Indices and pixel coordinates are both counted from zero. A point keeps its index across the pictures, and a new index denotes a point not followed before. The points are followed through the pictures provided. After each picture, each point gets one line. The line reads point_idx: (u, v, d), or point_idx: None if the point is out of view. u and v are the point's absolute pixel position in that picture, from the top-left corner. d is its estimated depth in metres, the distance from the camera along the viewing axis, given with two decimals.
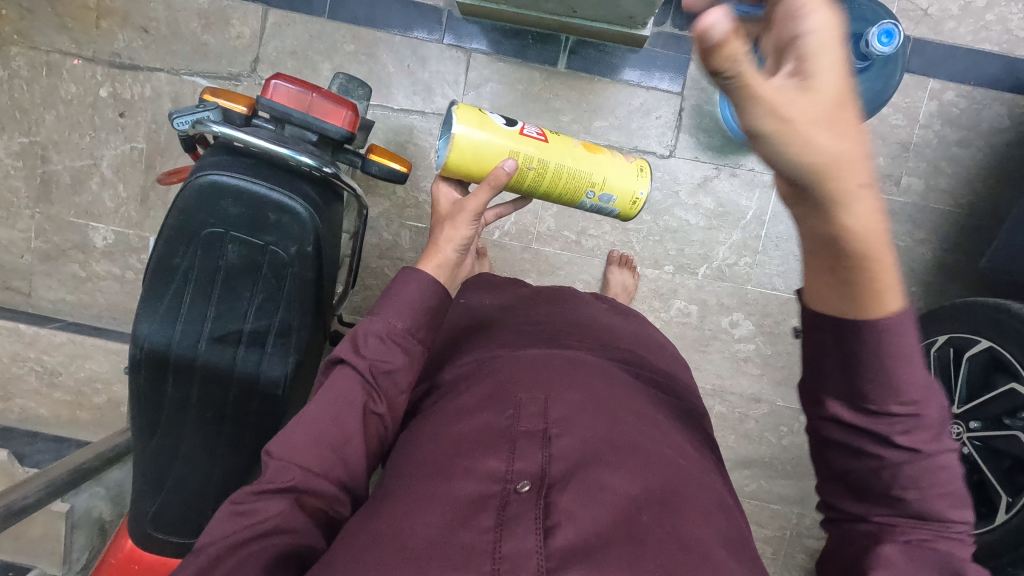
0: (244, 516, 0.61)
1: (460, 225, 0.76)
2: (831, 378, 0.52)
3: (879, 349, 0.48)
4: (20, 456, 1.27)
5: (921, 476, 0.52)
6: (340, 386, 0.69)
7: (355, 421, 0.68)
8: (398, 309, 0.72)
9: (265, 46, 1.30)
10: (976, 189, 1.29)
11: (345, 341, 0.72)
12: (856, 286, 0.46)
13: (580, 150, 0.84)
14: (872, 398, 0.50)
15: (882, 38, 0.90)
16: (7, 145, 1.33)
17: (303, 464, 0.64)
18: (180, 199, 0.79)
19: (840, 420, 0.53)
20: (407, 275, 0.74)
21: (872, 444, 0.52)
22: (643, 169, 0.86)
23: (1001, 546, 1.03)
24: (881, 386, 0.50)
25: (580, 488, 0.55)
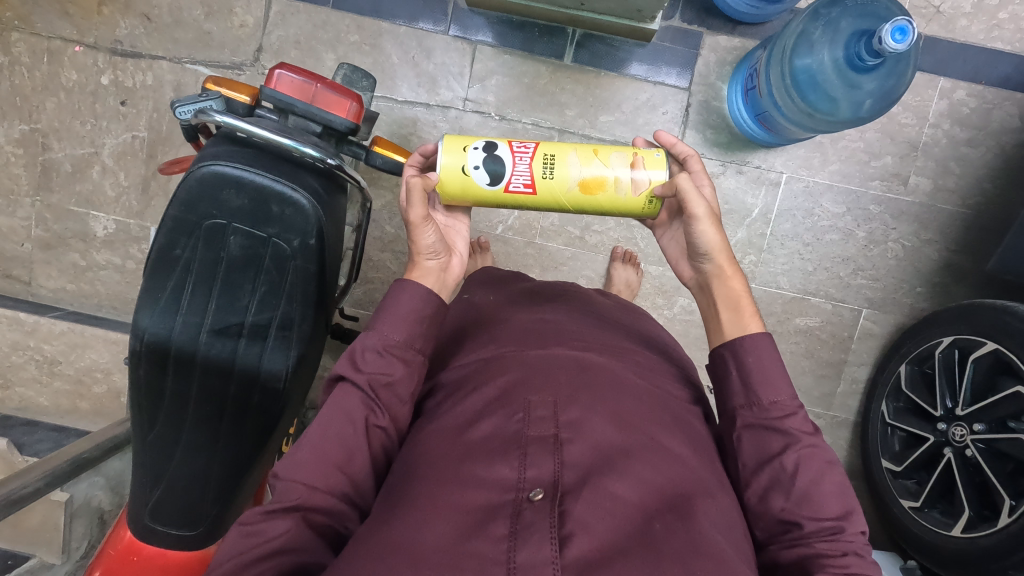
0: (250, 534, 0.60)
1: (420, 235, 0.79)
2: (731, 385, 0.73)
3: (760, 360, 0.72)
4: (20, 444, 1.25)
5: (811, 473, 0.65)
6: (341, 403, 0.69)
7: (357, 435, 0.68)
8: (396, 325, 0.73)
9: (268, 36, 1.28)
10: (985, 190, 1.28)
11: (344, 358, 0.72)
12: (720, 315, 0.78)
13: (576, 194, 0.80)
14: (757, 397, 0.70)
15: (895, 35, 0.89)
16: (8, 132, 1.32)
17: (308, 481, 0.64)
18: (182, 189, 0.78)
19: (743, 420, 0.71)
20: (399, 288, 0.75)
21: (773, 434, 0.68)
22: (650, 201, 0.80)
23: (1001, 550, 1.01)
24: (761, 386, 0.70)
25: (592, 498, 0.56)
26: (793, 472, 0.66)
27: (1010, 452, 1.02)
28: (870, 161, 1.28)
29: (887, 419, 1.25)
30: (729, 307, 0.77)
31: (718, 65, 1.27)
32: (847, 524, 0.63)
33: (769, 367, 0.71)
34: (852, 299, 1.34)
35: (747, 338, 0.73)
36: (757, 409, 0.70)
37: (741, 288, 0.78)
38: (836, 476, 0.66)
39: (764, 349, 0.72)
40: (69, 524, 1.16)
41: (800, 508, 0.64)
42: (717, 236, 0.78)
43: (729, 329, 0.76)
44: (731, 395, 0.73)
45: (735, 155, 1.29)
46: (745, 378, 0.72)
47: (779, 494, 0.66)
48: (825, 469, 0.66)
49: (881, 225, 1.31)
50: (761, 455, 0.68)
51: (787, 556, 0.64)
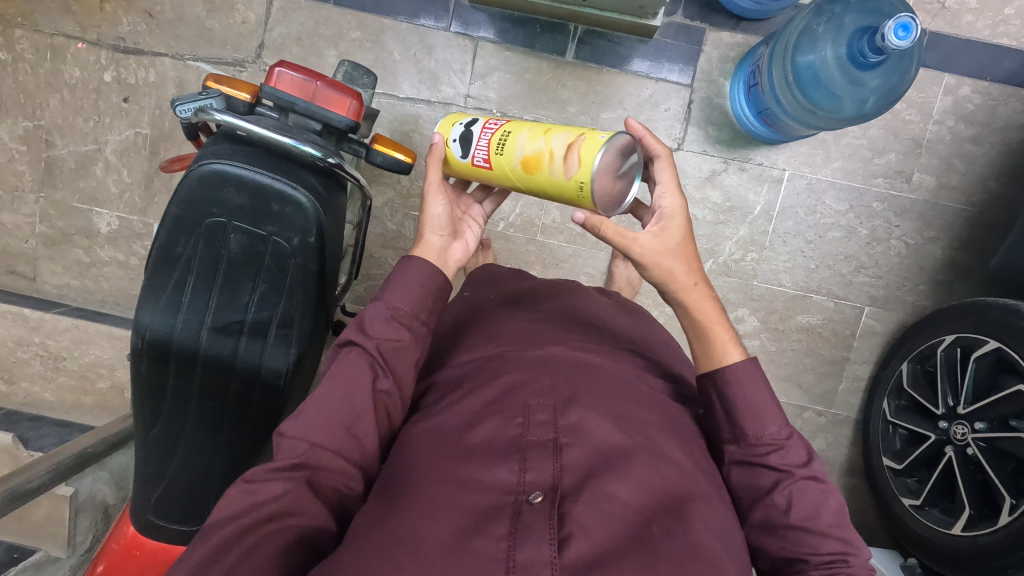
0: (254, 489, 0.61)
1: (431, 205, 0.80)
2: (719, 420, 0.72)
3: (745, 391, 0.71)
4: (25, 439, 1.26)
5: (808, 503, 0.66)
6: (350, 364, 0.70)
7: (364, 399, 0.68)
8: (402, 294, 0.73)
9: (269, 32, 1.28)
10: (989, 187, 1.27)
11: (352, 325, 0.73)
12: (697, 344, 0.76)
13: (519, 171, 0.76)
14: (746, 432, 0.70)
15: (899, 32, 0.89)
16: (12, 129, 1.33)
17: (314, 440, 0.65)
18: (183, 186, 0.78)
19: (732, 455, 0.71)
20: (404, 266, 0.75)
21: (764, 468, 0.68)
22: (581, 188, 0.70)
23: (1001, 549, 1.01)
24: (748, 419, 0.70)
25: (591, 501, 0.57)
26: (787, 505, 0.66)
27: (1011, 451, 1.02)
28: (874, 158, 1.28)
29: (888, 417, 1.24)
30: (701, 338, 0.76)
31: (720, 62, 1.27)
32: (851, 554, 0.63)
33: (756, 400, 0.70)
34: (855, 297, 1.34)
35: (735, 365, 0.72)
36: (744, 444, 0.70)
37: (714, 309, 0.76)
38: (834, 501, 0.66)
39: (751, 378, 0.71)
40: (74, 518, 1.17)
41: (799, 545, 0.65)
42: (680, 265, 0.75)
43: (704, 357, 0.75)
44: (719, 428, 0.73)
45: (737, 152, 1.29)
46: (730, 412, 0.71)
47: (775, 532, 0.66)
48: (823, 493, 0.66)
49: (884, 223, 1.30)
50: (754, 492, 0.69)
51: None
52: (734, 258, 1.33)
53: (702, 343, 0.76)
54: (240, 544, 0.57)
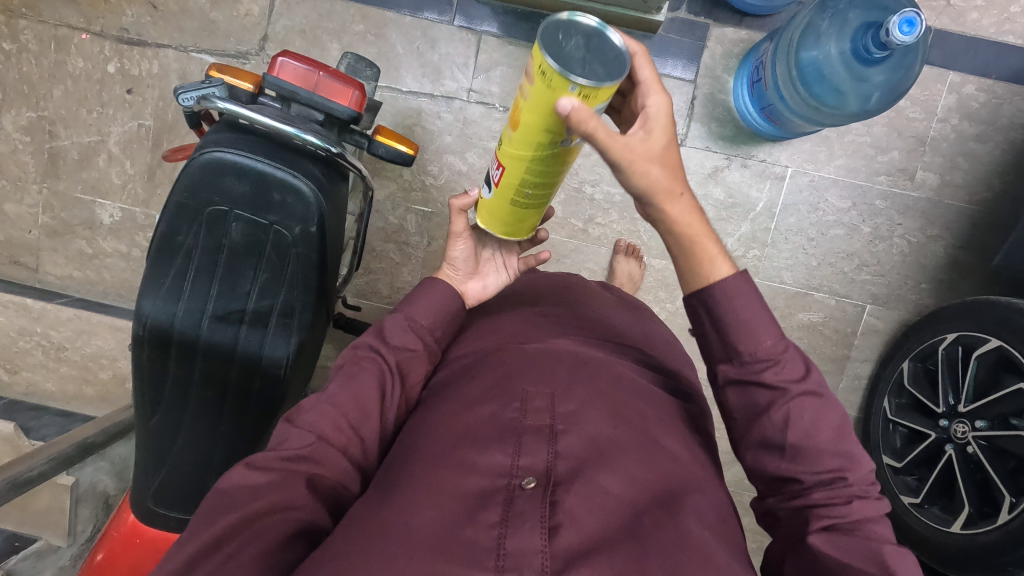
0: (255, 474, 0.60)
1: (453, 247, 0.82)
2: (713, 346, 0.66)
3: (734, 304, 0.63)
4: (27, 428, 1.27)
5: (805, 414, 0.62)
6: (363, 368, 0.71)
7: (373, 399, 0.69)
8: (422, 308, 0.77)
9: (273, 25, 1.28)
10: (993, 186, 1.27)
11: (370, 333, 0.75)
12: (687, 263, 0.65)
13: (516, 135, 0.61)
14: (738, 351, 0.64)
15: (903, 27, 0.88)
16: (16, 120, 1.33)
17: (322, 434, 0.64)
18: (184, 175, 0.78)
19: (728, 376, 0.65)
20: (429, 286, 0.78)
21: (758, 386, 0.63)
22: (548, 76, 0.54)
23: (1000, 547, 1.01)
24: (742, 336, 0.63)
25: (584, 490, 0.56)
26: (784, 419, 0.62)
27: (1011, 449, 1.02)
28: (877, 156, 1.27)
29: (889, 415, 1.24)
30: (689, 254, 0.65)
31: (724, 57, 1.26)
32: (851, 476, 0.61)
33: (750, 318, 0.63)
34: (856, 295, 1.33)
35: (726, 284, 0.64)
36: (738, 364, 0.64)
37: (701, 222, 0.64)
38: (834, 415, 0.62)
39: (741, 292, 0.63)
40: (75, 508, 1.17)
41: (797, 465, 0.62)
42: (665, 171, 0.62)
43: (694, 277, 0.65)
44: (712, 348, 0.66)
45: (740, 149, 1.28)
46: (720, 332, 0.64)
47: (774, 453, 0.63)
48: (822, 407, 0.62)
49: (887, 220, 1.30)
50: (749, 412, 0.64)
51: (789, 506, 0.63)
52: (736, 254, 1.33)
53: (692, 260, 0.65)
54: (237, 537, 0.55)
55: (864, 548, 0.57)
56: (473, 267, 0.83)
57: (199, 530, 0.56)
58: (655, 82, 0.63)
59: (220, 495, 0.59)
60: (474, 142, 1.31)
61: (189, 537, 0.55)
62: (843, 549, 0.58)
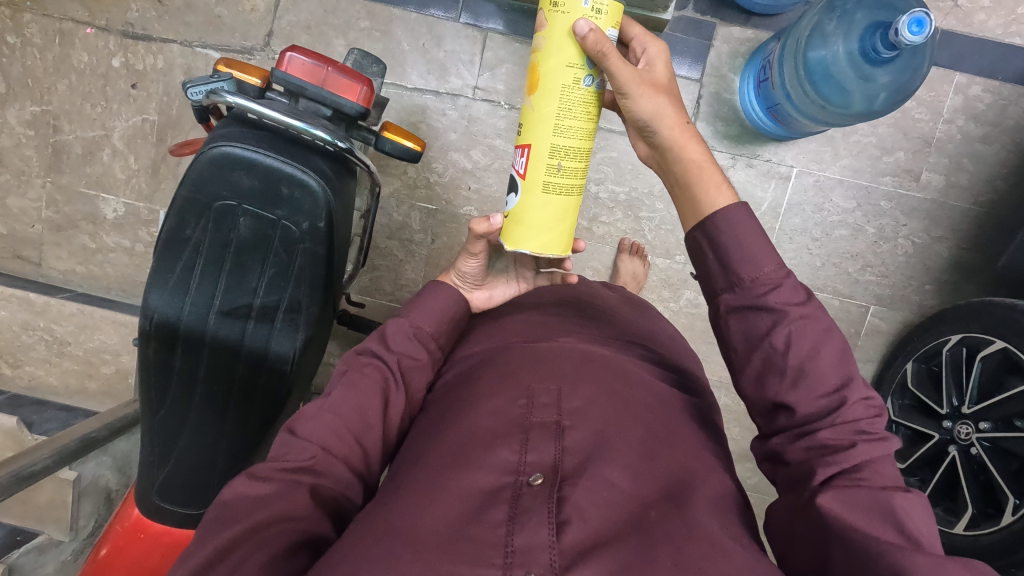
0: (259, 484, 0.59)
1: (463, 262, 0.81)
2: (715, 276, 0.66)
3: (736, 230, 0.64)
4: (29, 423, 1.27)
5: (807, 337, 0.61)
6: (367, 373, 0.71)
7: (375, 407, 0.69)
8: (426, 313, 0.78)
9: (279, 21, 1.28)
10: (998, 187, 1.27)
11: (373, 336, 0.76)
12: (688, 190, 0.68)
13: (537, 98, 0.66)
14: (741, 274, 0.64)
15: (912, 27, 0.88)
16: (20, 114, 1.33)
17: (324, 445, 0.64)
18: (193, 169, 0.78)
19: (729, 304, 0.65)
20: (432, 287, 0.81)
21: (759, 312, 0.63)
22: (558, 6, 0.62)
23: (1006, 548, 1.02)
24: (744, 259, 0.64)
25: (591, 485, 0.56)
26: (787, 348, 0.61)
27: (1014, 451, 1.02)
28: (882, 156, 1.27)
29: (891, 416, 1.24)
30: (691, 183, 0.67)
31: (730, 56, 1.26)
32: (860, 421, 0.60)
33: (748, 239, 0.64)
34: (860, 296, 1.33)
35: (723, 213, 0.65)
36: (741, 290, 0.64)
37: (700, 152, 0.67)
38: (836, 343, 0.62)
39: (742, 219, 0.64)
40: (77, 503, 1.17)
41: (798, 391, 0.61)
42: (664, 103, 0.67)
43: (696, 202, 0.67)
44: (714, 280, 0.66)
45: (745, 148, 1.28)
46: (723, 259, 0.65)
47: (774, 377, 0.62)
48: (825, 339, 0.62)
49: (892, 221, 1.30)
50: (751, 339, 0.64)
51: (794, 453, 0.61)
52: None
53: (693, 186, 0.67)
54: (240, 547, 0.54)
55: (873, 497, 0.56)
56: (480, 278, 0.83)
57: (203, 541, 0.55)
58: (649, 35, 0.70)
59: (224, 507, 0.58)
60: (479, 139, 1.31)
61: (193, 549, 0.55)
62: (851, 497, 0.56)
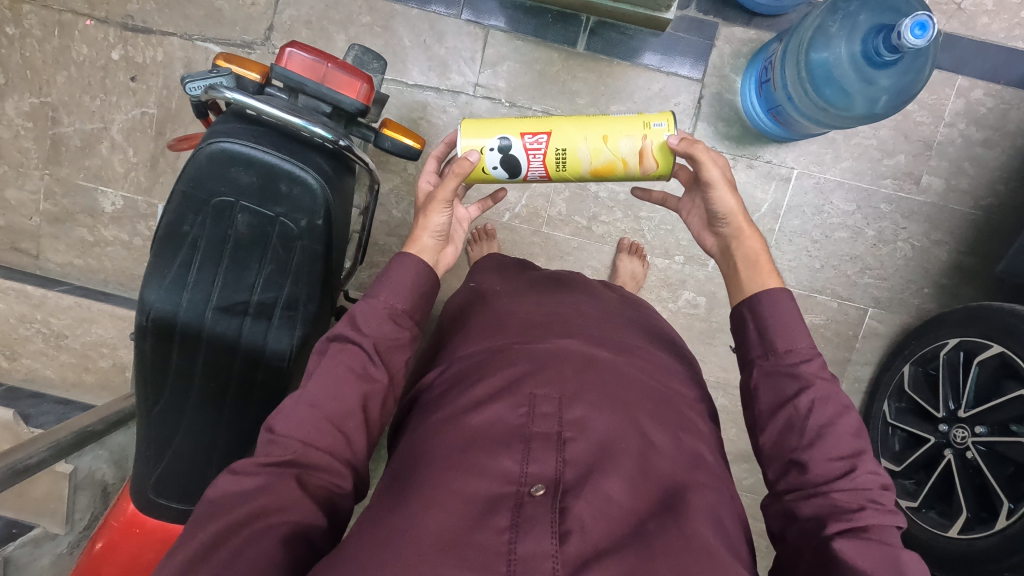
0: (242, 479, 0.60)
1: (433, 213, 0.77)
2: (751, 346, 0.72)
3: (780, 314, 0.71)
4: (25, 416, 1.26)
5: (829, 410, 0.65)
6: (341, 358, 0.68)
7: (352, 391, 0.67)
8: (385, 286, 0.73)
9: (279, 15, 1.27)
10: (998, 191, 1.27)
11: (343, 320, 0.72)
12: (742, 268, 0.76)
13: (588, 177, 0.85)
14: (778, 345, 0.70)
15: (915, 31, 0.88)
16: (18, 105, 1.33)
17: (304, 438, 0.63)
18: (191, 165, 0.78)
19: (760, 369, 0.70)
20: (398, 261, 0.74)
21: (790, 379, 0.68)
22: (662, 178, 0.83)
23: (996, 552, 1.02)
24: (780, 333, 0.70)
25: (592, 497, 0.56)
26: (809, 414, 0.65)
27: (1010, 455, 1.02)
28: (883, 159, 1.27)
29: (888, 419, 1.24)
30: (748, 264, 0.76)
31: (732, 57, 1.26)
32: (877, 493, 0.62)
33: (785, 316, 0.70)
34: (859, 298, 1.33)
35: (766, 294, 0.72)
36: (774, 357, 0.69)
37: (758, 248, 0.77)
38: (852, 418, 0.65)
39: (783, 303, 0.71)
40: (73, 496, 1.17)
41: (816, 452, 0.64)
42: (735, 199, 0.77)
43: (747, 281, 0.75)
44: (750, 348, 0.72)
45: (746, 149, 1.28)
46: (761, 330, 0.71)
47: (794, 436, 0.66)
48: (845, 412, 0.65)
49: (892, 224, 1.30)
50: (776, 401, 0.68)
51: (807, 508, 0.63)
52: None
53: (749, 266, 0.76)
54: (225, 543, 0.55)
55: (883, 554, 0.57)
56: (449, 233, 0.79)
57: (191, 535, 0.56)
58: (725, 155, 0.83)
59: (210, 504, 0.59)
60: None
61: (182, 544, 0.56)
62: (865, 552, 0.57)
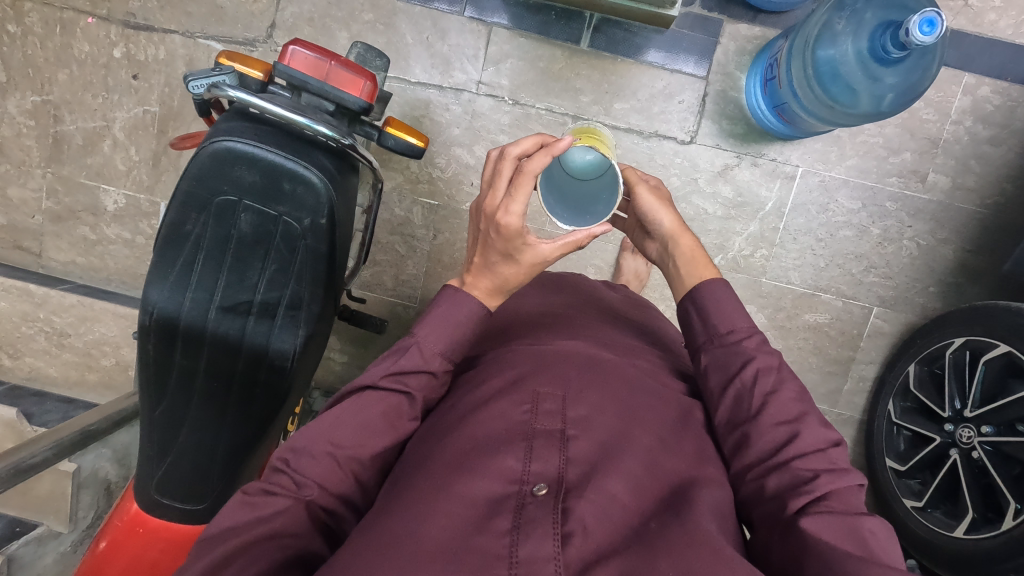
0: (255, 507, 0.59)
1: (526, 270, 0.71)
2: (694, 330, 0.75)
3: (720, 299, 0.73)
4: (29, 414, 1.26)
5: (774, 380, 0.67)
6: (379, 407, 0.67)
7: (380, 440, 0.66)
8: (440, 336, 0.71)
9: (282, 12, 1.27)
10: (1004, 189, 1.26)
11: (387, 364, 0.69)
12: (677, 266, 0.79)
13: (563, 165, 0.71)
14: (720, 325, 0.72)
15: (923, 27, 0.87)
16: (21, 104, 1.32)
17: (323, 482, 0.62)
18: (194, 165, 0.78)
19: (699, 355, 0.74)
20: (462, 307, 0.72)
21: (736, 355, 0.70)
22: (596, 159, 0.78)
23: (1004, 553, 1.01)
24: (721, 314, 0.72)
25: (594, 497, 0.56)
26: (753, 386, 0.67)
27: (1016, 455, 1.02)
28: (889, 157, 1.26)
29: (893, 418, 1.24)
30: (686, 259, 0.78)
31: (737, 54, 1.25)
32: (827, 451, 0.62)
33: (723, 300, 0.73)
34: (863, 297, 1.33)
35: (704, 284, 0.75)
36: (717, 340, 0.72)
37: (693, 246, 0.79)
38: (795, 386, 0.67)
39: (720, 291, 0.74)
40: (77, 494, 1.17)
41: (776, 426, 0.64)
42: (663, 203, 0.81)
43: (686, 275, 0.78)
44: (695, 335, 0.75)
45: (751, 147, 1.27)
46: (703, 315, 0.74)
47: (744, 409, 0.67)
48: (787, 380, 0.67)
49: (897, 222, 1.29)
50: (726, 377, 0.70)
51: (769, 484, 0.62)
52: (744, 254, 1.32)
53: (686, 263, 0.78)
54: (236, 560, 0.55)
55: (845, 519, 0.57)
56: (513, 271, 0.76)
57: (201, 554, 0.56)
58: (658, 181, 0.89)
59: (222, 527, 0.58)
60: (482, 135, 1.29)
61: (191, 562, 0.55)
62: (830, 522, 0.57)
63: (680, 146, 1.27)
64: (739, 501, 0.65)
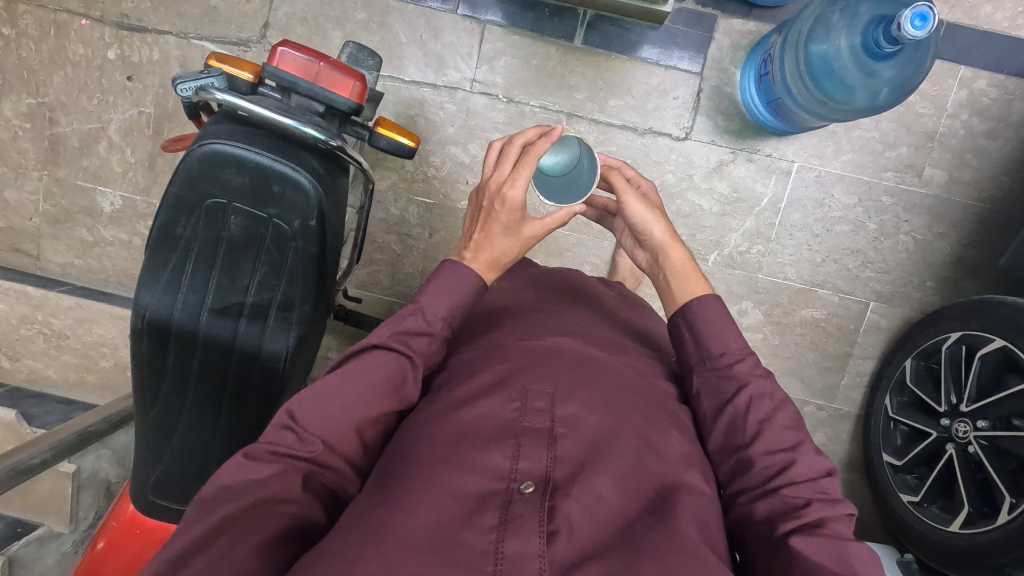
0: (256, 467, 0.58)
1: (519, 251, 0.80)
2: (686, 348, 0.75)
3: (709, 318, 0.74)
4: (28, 416, 1.27)
5: (766, 407, 0.67)
6: (385, 369, 0.67)
7: (385, 401, 0.66)
8: (443, 300, 0.74)
9: (275, 12, 1.27)
10: (1001, 183, 1.25)
11: (388, 329, 0.71)
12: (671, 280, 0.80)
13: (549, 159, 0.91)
14: (710, 347, 0.73)
15: (915, 22, 0.87)
16: (16, 106, 1.32)
17: (327, 439, 0.62)
18: (183, 166, 0.78)
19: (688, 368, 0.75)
20: (458, 273, 0.76)
21: (728, 380, 0.70)
22: None
23: (998, 548, 1.01)
24: (711, 334, 0.73)
25: (581, 495, 0.56)
26: (747, 412, 0.67)
27: (1012, 450, 1.01)
28: (885, 151, 1.26)
29: (890, 413, 1.24)
30: (676, 274, 0.80)
31: (731, 50, 1.25)
32: (819, 480, 0.62)
33: (714, 321, 0.74)
34: (860, 292, 1.32)
35: (696, 301, 0.75)
36: (709, 362, 0.73)
37: (683, 258, 0.81)
38: (789, 411, 0.68)
39: (712, 310, 0.74)
40: (77, 495, 1.18)
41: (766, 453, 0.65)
42: (654, 214, 0.83)
43: (679, 291, 0.78)
44: (688, 355, 0.75)
45: (745, 143, 1.27)
46: (695, 335, 0.74)
47: (737, 435, 0.67)
48: (780, 407, 0.67)
49: (893, 217, 1.29)
50: (718, 401, 0.70)
51: (758, 509, 0.62)
52: (739, 250, 1.32)
53: (678, 277, 0.80)
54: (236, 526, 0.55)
55: (834, 545, 0.57)
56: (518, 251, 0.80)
57: (199, 519, 0.55)
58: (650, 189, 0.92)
59: (221, 488, 0.57)
60: (476, 133, 1.29)
61: (187, 526, 0.55)
62: (818, 546, 0.57)
63: (675, 143, 1.27)
64: (729, 525, 0.65)
